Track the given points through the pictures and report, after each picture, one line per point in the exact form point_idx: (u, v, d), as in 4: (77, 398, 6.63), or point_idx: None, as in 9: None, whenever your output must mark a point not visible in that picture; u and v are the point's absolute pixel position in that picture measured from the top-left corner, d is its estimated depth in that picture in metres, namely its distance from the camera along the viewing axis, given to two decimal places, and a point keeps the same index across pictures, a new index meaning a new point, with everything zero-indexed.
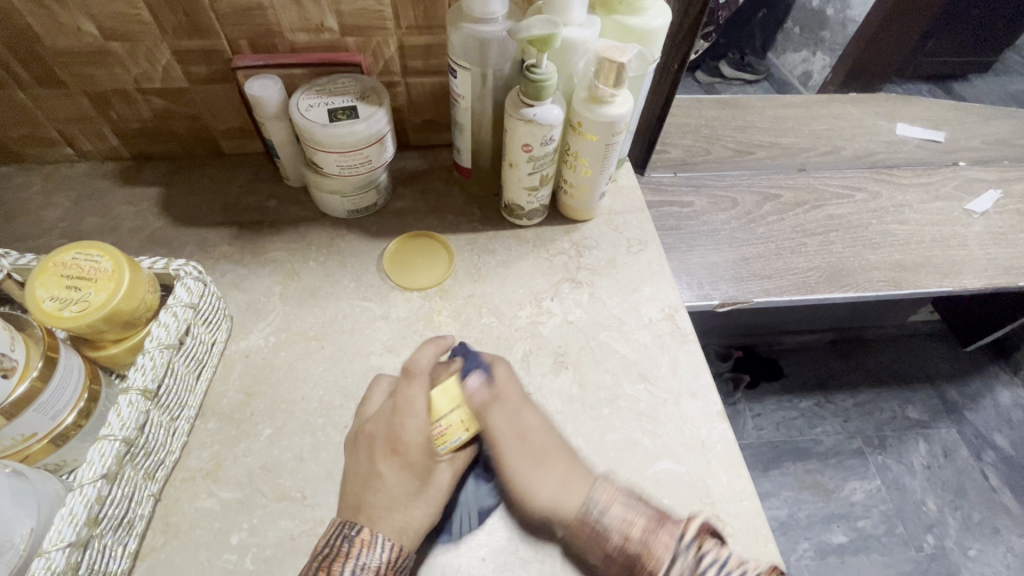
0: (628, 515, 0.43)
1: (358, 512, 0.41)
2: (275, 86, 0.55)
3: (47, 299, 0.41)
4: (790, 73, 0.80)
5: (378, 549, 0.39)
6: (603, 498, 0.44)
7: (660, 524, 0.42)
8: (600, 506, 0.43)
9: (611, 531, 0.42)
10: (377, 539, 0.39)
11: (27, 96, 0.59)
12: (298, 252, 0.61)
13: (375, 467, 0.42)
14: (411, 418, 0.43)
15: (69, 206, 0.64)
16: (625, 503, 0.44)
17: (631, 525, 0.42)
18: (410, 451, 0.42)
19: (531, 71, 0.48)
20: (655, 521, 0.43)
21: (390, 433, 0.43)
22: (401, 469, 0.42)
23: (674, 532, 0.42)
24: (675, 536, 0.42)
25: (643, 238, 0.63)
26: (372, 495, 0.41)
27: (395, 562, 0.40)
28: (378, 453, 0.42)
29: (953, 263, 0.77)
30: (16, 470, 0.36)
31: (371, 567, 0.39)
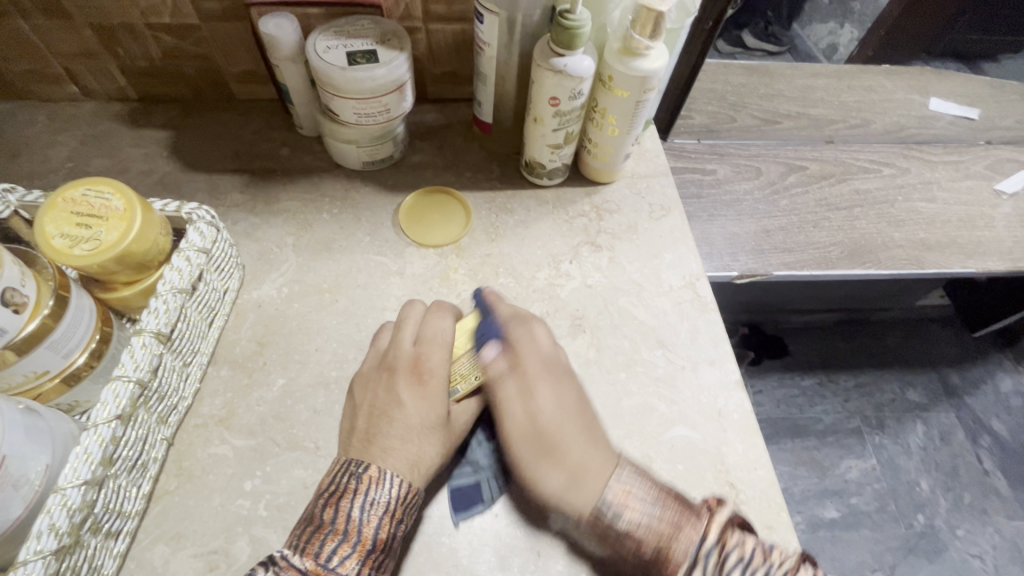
0: (645, 514, 0.38)
1: (370, 445, 0.41)
2: (292, 25, 0.52)
3: (57, 236, 0.39)
4: (816, 45, 0.76)
5: (389, 485, 0.39)
6: (617, 495, 0.39)
7: (678, 527, 0.37)
8: (614, 508, 0.38)
9: (627, 534, 0.38)
10: (386, 475, 0.39)
11: (29, 26, 0.56)
12: (310, 204, 0.59)
13: (398, 394, 0.43)
14: (440, 346, 0.45)
15: (75, 146, 0.62)
16: (642, 501, 0.39)
17: (648, 525, 0.38)
18: (433, 380, 0.44)
19: (564, 17, 0.45)
20: (674, 521, 0.37)
21: (416, 360, 0.44)
22: (422, 397, 0.43)
23: (694, 536, 0.37)
24: (695, 542, 0.37)
25: (666, 205, 0.61)
26: (388, 423, 0.42)
27: (404, 498, 0.39)
28: (398, 382, 0.44)
29: (978, 244, 0.75)
30: (29, 407, 0.36)
31: (381, 502, 0.38)
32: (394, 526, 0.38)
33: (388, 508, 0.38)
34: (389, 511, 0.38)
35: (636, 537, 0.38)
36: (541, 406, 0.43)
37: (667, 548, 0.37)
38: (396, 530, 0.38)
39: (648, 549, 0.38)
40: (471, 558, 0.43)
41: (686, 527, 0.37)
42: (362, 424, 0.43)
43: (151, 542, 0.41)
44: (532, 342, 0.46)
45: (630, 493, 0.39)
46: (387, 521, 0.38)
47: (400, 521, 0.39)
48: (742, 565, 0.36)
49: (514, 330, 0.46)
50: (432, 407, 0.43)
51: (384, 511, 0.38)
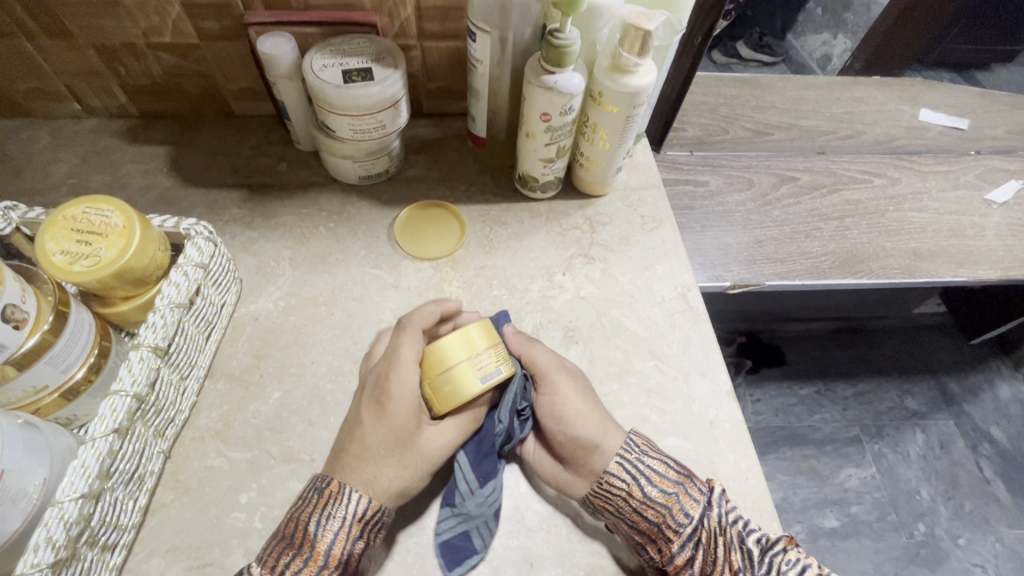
0: (661, 466, 0.43)
1: (337, 461, 0.42)
2: (289, 44, 0.53)
3: (57, 253, 0.40)
4: (810, 56, 0.76)
5: (346, 503, 0.40)
6: (639, 442, 0.44)
7: (688, 479, 0.42)
8: (638, 450, 0.43)
9: (646, 478, 0.42)
10: (346, 490, 0.40)
11: (34, 47, 0.57)
12: (307, 218, 0.60)
13: (359, 414, 0.43)
14: (409, 368, 0.42)
15: (77, 162, 0.63)
16: (659, 454, 0.43)
17: (664, 472, 0.42)
18: (393, 405, 0.42)
19: (553, 36, 0.46)
20: (684, 475, 0.43)
21: (379, 383, 0.43)
22: (382, 420, 0.42)
23: (704, 488, 0.42)
24: (704, 491, 0.42)
25: (658, 216, 0.62)
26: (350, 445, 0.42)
27: (364, 515, 0.40)
28: (364, 402, 0.43)
29: (969, 253, 0.76)
30: (28, 422, 0.36)
31: (338, 517, 0.39)
32: (351, 543, 0.39)
33: (345, 524, 0.39)
34: (346, 527, 0.39)
35: (657, 479, 0.42)
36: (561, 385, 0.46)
37: (683, 496, 0.41)
38: (355, 547, 0.39)
39: (665, 494, 0.41)
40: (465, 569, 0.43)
41: (696, 479, 0.43)
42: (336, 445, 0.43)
43: (147, 555, 0.42)
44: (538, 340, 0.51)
45: (648, 441, 0.44)
46: (342, 537, 0.39)
47: (357, 539, 0.40)
48: (742, 522, 0.41)
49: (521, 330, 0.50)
50: (389, 430, 0.41)
51: (341, 527, 0.39)
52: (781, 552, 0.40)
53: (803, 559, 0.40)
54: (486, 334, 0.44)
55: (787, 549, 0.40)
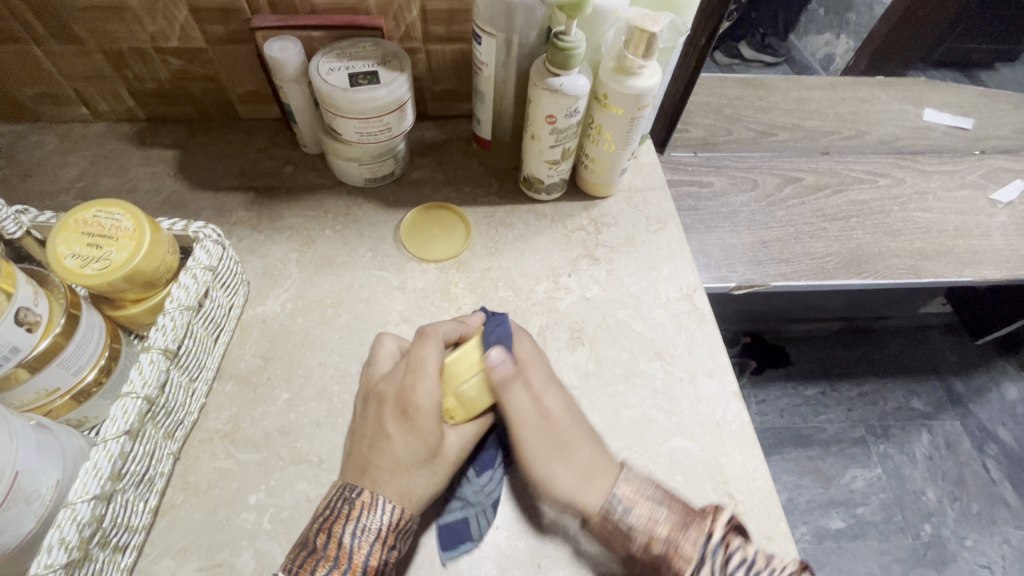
0: (651, 518, 0.40)
1: (364, 475, 0.41)
2: (295, 48, 0.54)
3: (69, 256, 0.41)
4: (812, 57, 0.77)
5: (380, 513, 0.39)
6: (626, 496, 0.41)
7: (683, 530, 0.40)
8: (622, 504, 0.41)
9: (635, 531, 0.41)
10: (378, 501, 0.40)
11: (43, 51, 0.58)
12: (314, 220, 0.60)
13: (382, 427, 0.41)
14: (426, 380, 0.42)
15: (85, 166, 0.63)
16: (650, 501, 0.41)
17: (654, 524, 0.40)
18: (421, 416, 0.41)
19: (559, 38, 0.46)
20: (678, 527, 0.40)
21: (401, 394, 0.42)
22: (410, 433, 0.41)
23: (699, 536, 0.39)
24: (700, 540, 0.39)
25: (663, 218, 0.62)
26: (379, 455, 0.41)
27: (396, 525, 0.40)
28: (387, 413, 0.42)
29: (974, 253, 0.76)
30: (40, 424, 0.36)
31: (372, 528, 0.39)
32: (386, 552, 0.39)
33: (380, 535, 0.39)
34: (380, 538, 0.39)
35: (645, 537, 0.40)
36: (552, 407, 0.43)
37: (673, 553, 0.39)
38: (387, 556, 0.40)
39: (654, 550, 0.40)
40: (474, 569, 0.43)
41: (695, 522, 0.40)
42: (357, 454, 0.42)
43: (157, 556, 0.42)
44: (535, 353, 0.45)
45: (638, 490, 0.41)
46: (378, 548, 0.39)
47: (391, 547, 0.40)
48: (745, 566, 0.38)
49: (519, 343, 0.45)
50: (420, 442, 0.41)
51: (376, 538, 0.39)
52: None
53: None
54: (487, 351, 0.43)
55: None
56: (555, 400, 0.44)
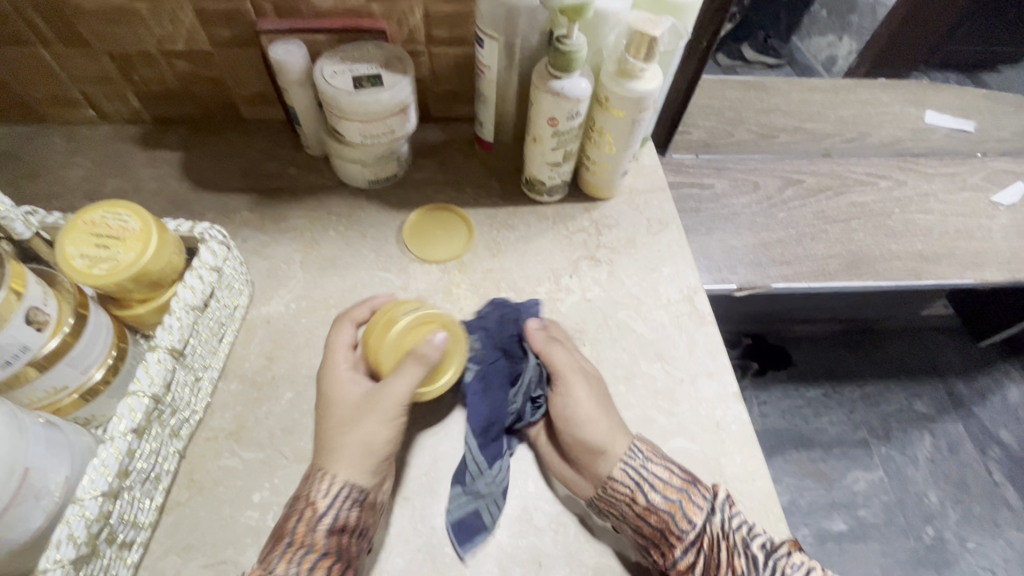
0: (665, 473, 0.43)
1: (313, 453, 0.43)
2: (300, 51, 0.54)
3: (77, 257, 0.41)
4: (814, 58, 0.81)
5: (320, 485, 0.40)
6: (644, 449, 0.44)
7: (692, 486, 0.43)
8: (641, 457, 0.44)
9: (651, 481, 0.43)
10: (314, 470, 0.41)
11: (51, 54, 0.58)
12: (318, 221, 0.61)
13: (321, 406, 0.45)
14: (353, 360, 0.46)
15: (92, 167, 0.64)
16: (662, 459, 0.44)
17: (668, 478, 0.43)
18: (342, 390, 0.44)
19: (561, 42, 0.47)
20: (688, 481, 0.43)
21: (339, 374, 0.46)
22: (334, 403, 0.44)
23: (707, 494, 0.43)
24: (708, 498, 0.42)
25: (664, 219, 0.63)
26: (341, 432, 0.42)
27: (330, 496, 0.40)
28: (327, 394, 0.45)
29: (976, 255, 0.76)
30: (49, 421, 0.37)
31: (312, 499, 0.40)
32: (320, 526, 0.39)
33: (316, 505, 0.40)
34: (316, 507, 0.40)
35: (660, 485, 0.42)
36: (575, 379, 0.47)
37: (686, 503, 0.42)
38: (322, 531, 0.39)
39: (670, 500, 0.42)
40: (475, 568, 0.44)
41: (702, 483, 0.43)
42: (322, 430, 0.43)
43: (163, 553, 0.43)
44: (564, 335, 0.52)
45: (653, 450, 0.45)
46: (313, 517, 0.39)
47: (325, 520, 0.39)
48: (744, 526, 0.42)
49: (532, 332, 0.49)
50: (337, 411, 0.43)
51: (312, 507, 0.40)
52: (785, 555, 0.41)
53: (806, 562, 0.40)
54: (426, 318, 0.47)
55: (791, 554, 0.41)
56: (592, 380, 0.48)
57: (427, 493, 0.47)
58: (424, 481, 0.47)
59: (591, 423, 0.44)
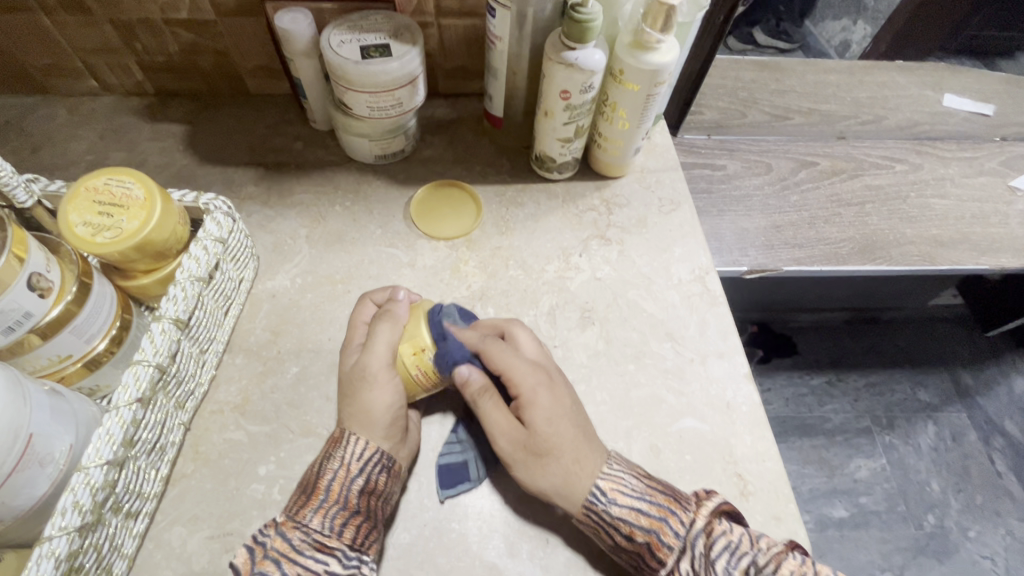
0: (631, 511, 0.39)
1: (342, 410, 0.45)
2: (306, 20, 0.53)
3: (80, 224, 0.40)
4: (827, 43, 0.78)
5: (348, 445, 0.41)
6: (605, 488, 0.40)
7: (665, 518, 0.39)
8: (605, 497, 0.40)
9: (617, 524, 0.40)
10: (346, 434, 0.42)
11: (51, 22, 0.57)
12: (324, 196, 0.60)
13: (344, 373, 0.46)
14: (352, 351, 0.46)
15: (94, 139, 0.63)
16: (631, 494, 0.40)
17: (635, 518, 0.39)
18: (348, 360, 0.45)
19: (576, 11, 0.45)
20: (661, 514, 0.39)
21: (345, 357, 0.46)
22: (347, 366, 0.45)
23: (683, 523, 0.39)
24: (683, 529, 0.39)
25: (676, 199, 0.62)
26: (366, 389, 0.42)
27: (361, 454, 0.41)
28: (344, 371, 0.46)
29: (992, 240, 0.75)
30: (54, 389, 0.37)
31: (340, 457, 0.40)
32: (350, 480, 0.40)
33: (345, 463, 0.40)
34: (344, 466, 0.40)
35: (626, 528, 0.39)
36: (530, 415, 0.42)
37: (655, 544, 0.39)
38: (351, 485, 0.40)
39: (636, 542, 0.39)
40: (482, 543, 0.44)
41: (677, 513, 0.39)
42: (341, 399, 0.44)
43: (168, 523, 0.42)
44: (530, 343, 0.47)
45: (619, 484, 0.41)
46: (342, 474, 0.40)
47: (354, 476, 0.40)
48: (729, 550, 0.38)
49: (488, 350, 0.44)
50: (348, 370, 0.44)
51: (341, 465, 0.40)
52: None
53: (800, 570, 0.37)
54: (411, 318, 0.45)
55: (778, 570, 0.37)
56: (540, 405, 0.42)
57: (434, 467, 0.46)
58: (431, 456, 0.47)
59: (548, 461, 0.41)
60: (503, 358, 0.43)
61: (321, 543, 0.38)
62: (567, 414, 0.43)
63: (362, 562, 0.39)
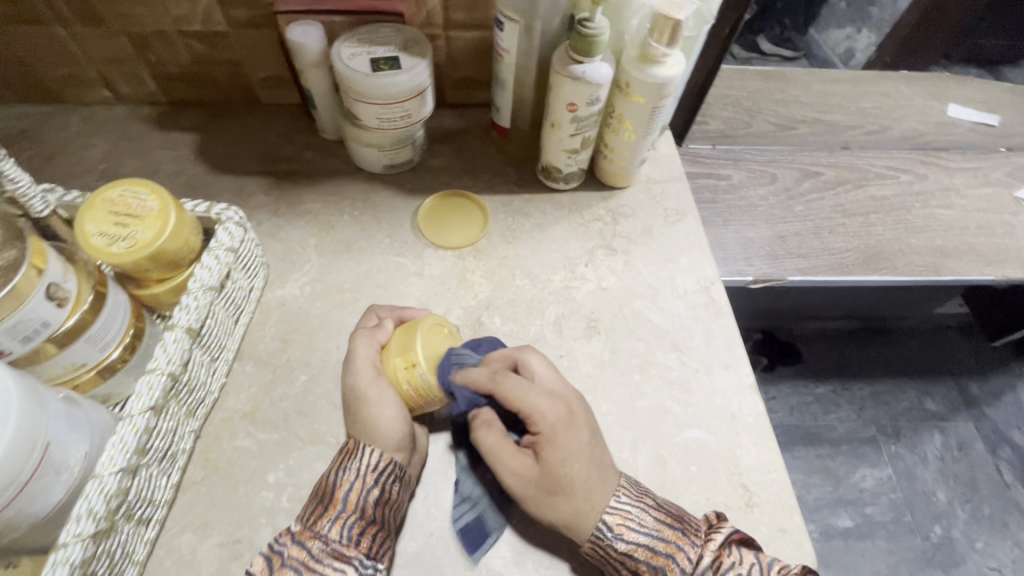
0: (637, 547, 0.39)
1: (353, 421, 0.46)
2: (317, 33, 0.54)
3: (96, 234, 0.41)
4: (832, 51, 0.78)
5: (362, 455, 0.41)
6: (612, 522, 0.40)
7: (675, 552, 0.39)
8: (612, 532, 0.40)
9: (624, 556, 0.40)
10: (358, 445, 0.42)
11: (68, 33, 0.58)
12: (333, 206, 0.60)
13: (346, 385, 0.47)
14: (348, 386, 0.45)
15: (107, 148, 0.64)
16: (638, 528, 0.40)
17: (642, 552, 0.39)
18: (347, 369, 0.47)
19: (583, 25, 0.46)
20: (667, 546, 0.39)
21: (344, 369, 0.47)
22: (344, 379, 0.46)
23: (694, 557, 0.39)
24: (691, 566, 0.39)
25: (681, 209, 0.62)
26: (367, 408, 0.43)
27: (377, 465, 0.41)
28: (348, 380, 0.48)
29: (998, 251, 0.75)
30: (69, 398, 0.37)
31: (354, 468, 0.41)
32: (367, 491, 0.40)
33: (361, 474, 0.40)
34: (360, 477, 0.40)
35: (631, 562, 0.40)
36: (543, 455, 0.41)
37: None
38: (368, 496, 0.40)
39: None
40: (488, 553, 0.44)
41: (684, 548, 0.39)
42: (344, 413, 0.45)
43: (178, 530, 0.43)
44: (547, 369, 0.45)
45: (626, 518, 0.40)
46: (358, 485, 0.40)
47: (371, 487, 0.40)
48: None
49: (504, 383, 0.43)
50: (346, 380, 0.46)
51: (357, 476, 0.40)
52: None
53: None
54: (409, 330, 0.45)
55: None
56: (558, 445, 0.41)
57: (441, 476, 0.47)
58: (438, 465, 0.47)
59: (563, 495, 0.40)
60: (517, 392, 0.42)
61: (339, 552, 0.38)
62: (584, 450, 0.42)
63: (378, 570, 0.39)
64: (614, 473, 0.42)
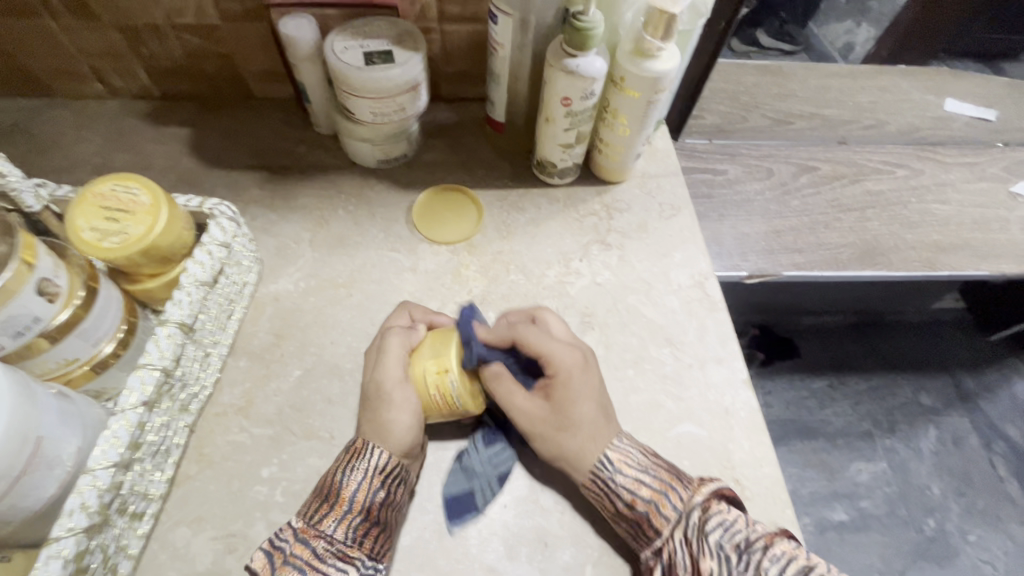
0: (637, 484, 0.41)
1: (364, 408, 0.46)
2: (310, 26, 0.53)
3: (87, 229, 0.41)
4: (831, 45, 0.77)
5: (371, 457, 0.41)
6: (615, 458, 0.42)
7: (668, 491, 0.40)
8: (612, 468, 0.42)
9: (620, 496, 0.41)
10: (368, 446, 0.41)
11: (59, 26, 0.58)
12: (327, 200, 0.60)
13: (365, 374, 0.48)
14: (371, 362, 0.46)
15: (100, 142, 0.64)
16: (637, 467, 0.42)
17: (639, 489, 0.41)
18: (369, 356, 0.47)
19: (576, 18, 0.46)
20: (663, 485, 0.41)
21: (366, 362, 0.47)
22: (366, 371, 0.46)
23: (685, 497, 0.40)
24: (680, 504, 0.40)
25: (676, 204, 0.62)
26: (386, 408, 0.42)
27: (385, 467, 0.41)
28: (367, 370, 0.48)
29: (993, 247, 0.75)
30: (61, 392, 0.37)
31: (362, 468, 0.41)
32: (374, 492, 0.40)
33: (367, 476, 0.40)
34: (367, 478, 0.40)
35: (626, 496, 0.41)
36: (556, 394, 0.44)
37: (653, 515, 0.40)
38: (374, 498, 0.40)
39: (636, 512, 0.41)
40: (482, 546, 0.44)
41: (676, 489, 0.40)
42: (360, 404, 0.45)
43: (173, 524, 0.43)
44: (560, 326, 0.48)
45: (628, 457, 0.42)
46: (366, 486, 0.40)
47: (378, 489, 0.40)
48: (723, 528, 0.38)
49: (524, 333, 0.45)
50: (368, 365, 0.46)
51: (364, 477, 0.40)
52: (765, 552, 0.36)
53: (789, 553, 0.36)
54: (437, 336, 0.45)
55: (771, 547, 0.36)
56: (571, 389, 0.43)
57: (435, 470, 0.47)
58: (431, 460, 0.47)
59: (570, 428, 0.43)
60: (537, 341, 0.45)
61: (344, 552, 0.38)
62: (595, 394, 0.44)
63: (378, 570, 0.40)
64: (617, 421, 0.45)
